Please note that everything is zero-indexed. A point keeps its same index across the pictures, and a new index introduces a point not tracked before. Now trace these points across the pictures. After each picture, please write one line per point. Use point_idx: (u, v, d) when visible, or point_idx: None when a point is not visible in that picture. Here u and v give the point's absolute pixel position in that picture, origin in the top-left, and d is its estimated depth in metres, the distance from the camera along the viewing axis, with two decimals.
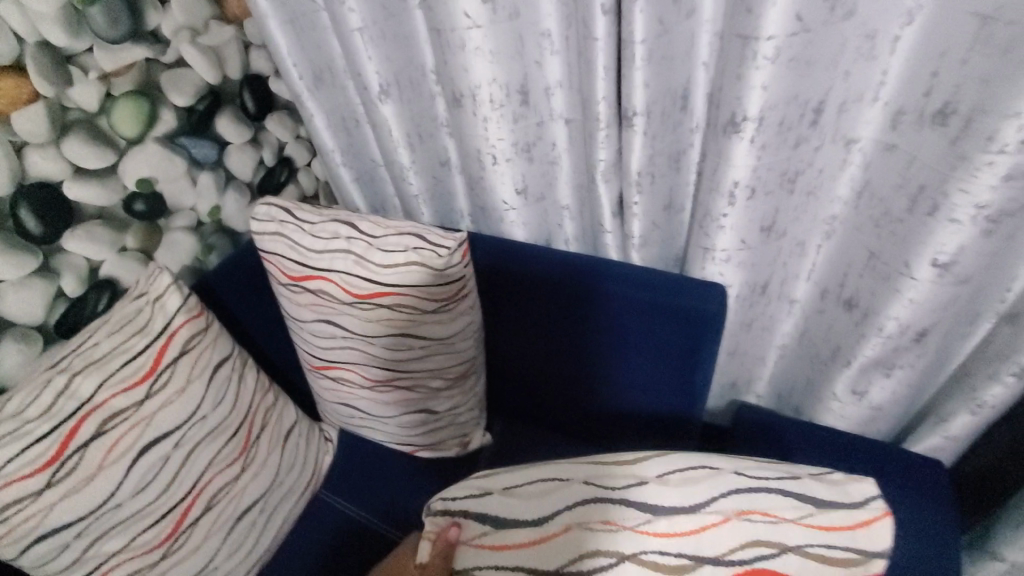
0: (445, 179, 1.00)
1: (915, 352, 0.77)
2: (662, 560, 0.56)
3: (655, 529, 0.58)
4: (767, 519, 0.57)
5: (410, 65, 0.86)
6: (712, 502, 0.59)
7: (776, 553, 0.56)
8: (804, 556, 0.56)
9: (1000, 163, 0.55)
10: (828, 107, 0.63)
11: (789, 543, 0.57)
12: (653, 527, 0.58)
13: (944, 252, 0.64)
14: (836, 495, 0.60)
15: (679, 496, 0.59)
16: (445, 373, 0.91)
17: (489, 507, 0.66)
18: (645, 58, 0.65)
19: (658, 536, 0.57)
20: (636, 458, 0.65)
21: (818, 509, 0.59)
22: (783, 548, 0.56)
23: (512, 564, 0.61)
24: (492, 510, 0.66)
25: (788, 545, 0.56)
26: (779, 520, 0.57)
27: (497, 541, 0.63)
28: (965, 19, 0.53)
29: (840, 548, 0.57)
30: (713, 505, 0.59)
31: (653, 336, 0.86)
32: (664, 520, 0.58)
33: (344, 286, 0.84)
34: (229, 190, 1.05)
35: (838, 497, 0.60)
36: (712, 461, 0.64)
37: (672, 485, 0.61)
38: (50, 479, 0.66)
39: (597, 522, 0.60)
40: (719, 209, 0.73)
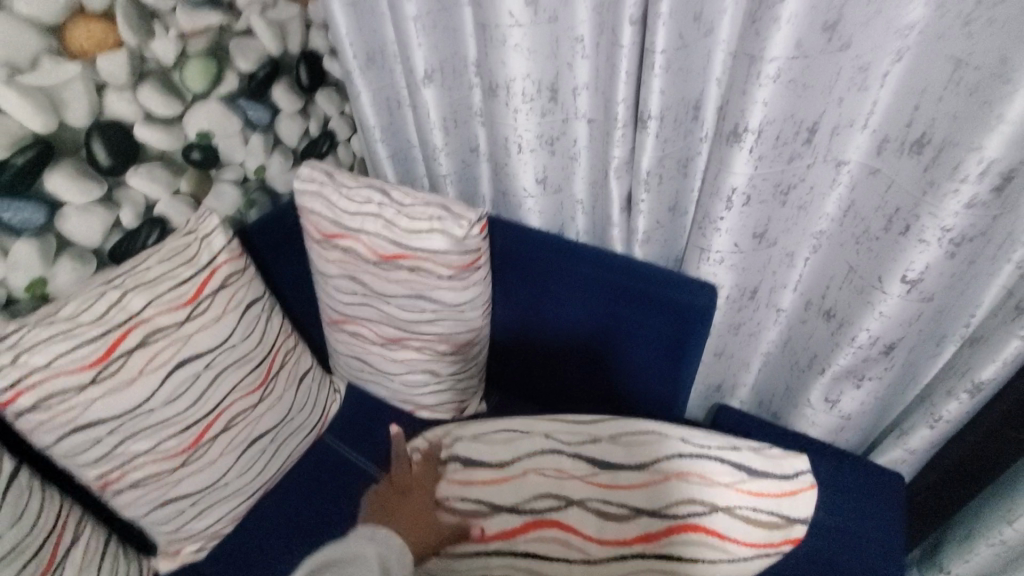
0: (473, 164, 1.11)
1: (883, 364, 0.84)
2: (606, 509, 0.68)
3: (601, 480, 0.70)
4: (705, 481, 0.68)
5: (454, 55, 0.95)
6: (657, 463, 0.70)
7: (708, 511, 0.67)
8: (733, 517, 0.67)
9: (963, 192, 0.63)
10: (822, 128, 0.71)
11: (721, 503, 0.67)
12: (598, 479, 0.70)
13: (913, 269, 0.71)
14: (769, 468, 0.69)
15: (627, 455, 0.71)
16: (451, 339, 0.99)
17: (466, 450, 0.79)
18: (664, 67, 0.73)
19: (603, 486, 0.70)
20: (596, 422, 0.75)
21: (749, 478, 0.69)
22: (715, 507, 0.67)
23: (479, 497, 0.74)
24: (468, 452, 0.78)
25: (719, 505, 0.67)
26: (715, 484, 0.68)
27: (464, 478, 0.75)
28: (945, 61, 0.60)
29: (766, 512, 0.68)
30: (659, 465, 0.70)
31: (645, 327, 0.93)
32: (609, 474, 0.70)
33: (370, 246, 0.92)
34: (275, 152, 1.14)
35: (766, 469, 0.69)
36: (664, 429, 0.73)
37: (622, 447, 0.71)
38: (95, 377, 0.74)
39: (552, 473, 0.72)
40: (717, 212, 0.81)
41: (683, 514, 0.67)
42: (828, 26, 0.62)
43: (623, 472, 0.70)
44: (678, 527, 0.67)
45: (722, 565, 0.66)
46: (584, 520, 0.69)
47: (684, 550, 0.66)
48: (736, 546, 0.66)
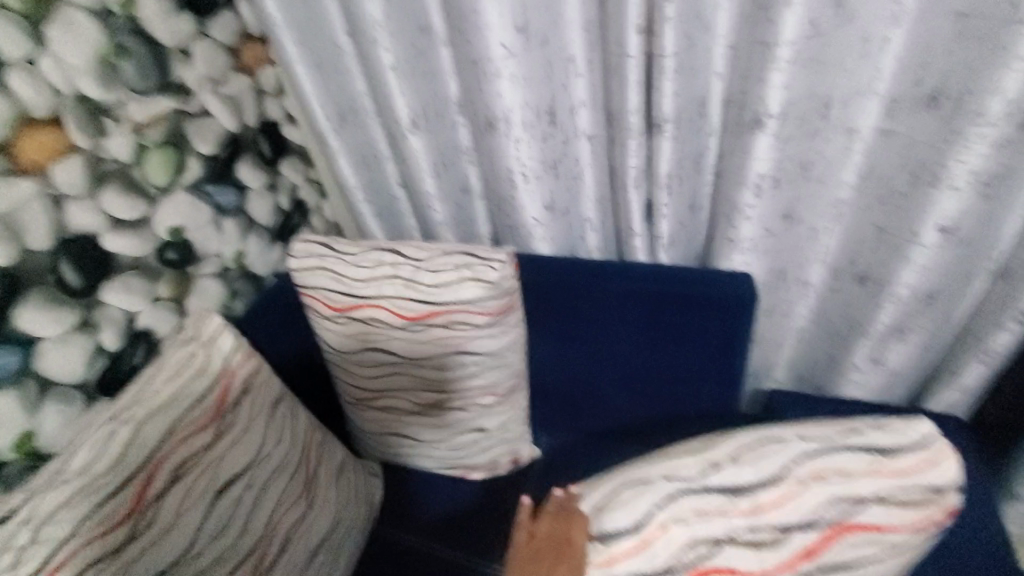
0: (467, 205, 1.05)
1: (926, 313, 0.87)
2: (757, 538, 0.55)
3: (739, 510, 0.56)
4: (842, 477, 0.56)
5: (437, 97, 0.91)
6: (786, 471, 0.57)
7: (859, 507, 0.55)
8: (885, 505, 0.55)
9: (989, 133, 0.66)
10: (835, 102, 0.72)
11: (868, 495, 0.55)
12: (737, 507, 0.56)
13: (946, 216, 0.75)
14: (896, 437, 0.57)
15: (754, 471, 0.57)
16: (496, 389, 0.92)
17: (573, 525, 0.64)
18: (675, 69, 0.72)
19: (744, 516, 0.56)
20: (701, 445, 0.61)
21: (885, 456, 0.56)
22: (865, 500, 0.55)
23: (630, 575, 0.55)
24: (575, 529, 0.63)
25: (867, 497, 0.55)
26: (852, 476, 0.56)
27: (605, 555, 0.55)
28: (947, 17, 0.64)
29: (915, 488, 0.56)
30: (787, 472, 0.57)
31: (694, 331, 0.89)
32: (747, 499, 0.56)
33: (394, 310, 0.85)
34: (251, 235, 1.03)
35: (901, 441, 0.57)
36: (772, 431, 0.60)
37: (746, 464, 0.57)
38: (132, 531, 0.64)
39: (692, 517, 0.56)
40: (745, 201, 0.81)
41: (834, 515, 0.55)
42: (836, 0, 0.64)
43: (759, 490, 0.56)
44: (835, 529, 0.55)
45: (888, 560, 0.56)
46: (741, 561, 0.55)
47: (847, 553, 0.55)
48: (897, 536, 0.55)
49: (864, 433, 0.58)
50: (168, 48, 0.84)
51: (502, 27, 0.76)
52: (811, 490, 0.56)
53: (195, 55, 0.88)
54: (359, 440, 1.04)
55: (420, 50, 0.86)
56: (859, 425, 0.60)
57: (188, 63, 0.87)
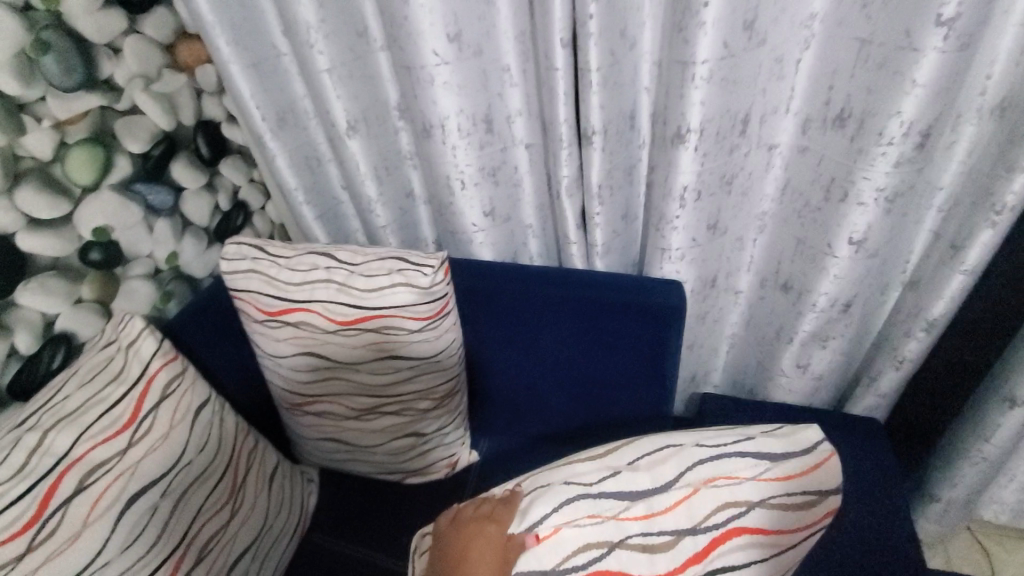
0: (411, 210, 1.08)
1: (843, 322, 0.91)
2: (647, 541, 0.59)
3: (635, 515, 0.59)
4: (730, 482, 0.60)
5: (377, 102, 0.93)
6: (681, 477, 0.61)
7: (744, 511, 0.60)
8: (767, 508, 0.60)
9: (890, 152, 0.70)
10: (753, 119, 0.76)
11: (753, 499, 0.60)
12: (631, 512, 0.59)
13: (857, 231, 0.78)
14: (787, 445, 0.62)
15: (649, 477, 0.61)
16: (432, 394, 0.92)
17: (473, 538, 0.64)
18: (600, 83, 0.75)
19: (639, 520, 0.59)
20: (607, 451, 0.64)
21: (773, 463, 0.61)
22: (751, 504, 0.60)
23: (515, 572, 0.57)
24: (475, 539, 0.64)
25: (752, 502, 0.60)
26: (742, 481, 0.61)
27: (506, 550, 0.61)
28: (850, 43, 0.68)
29: (801, 494, 0.61)
30: (682, 480, 0.60)
31: (625, 337, 0.91)
32: (643, 504, 0.59)
33: (327, 314, 0.84)
34: (187, 236, 1.01)
35: (790, 448, 0.62)
36: (673, 438, 0.64)
37: (643, 470, 0.61)
38: (29, 544, 0.62)
39: (587, 520, 0.59)
40: (672, 211, 0.84)
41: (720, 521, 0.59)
42: (748, 24, 0.67)
43: (654, 493, 0.60)
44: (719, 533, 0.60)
45: (768, 560, 0.62)
46: (631, 562, 0.58)
47: (730, 554, 0.60)
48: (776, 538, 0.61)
49: (759, 441, 0.62)
50: (95, 43, 0.81)
51: (435, 35, 0.76)
52: (700, 495, 0.60)
53: (124, 52, 0.86)
54: (296, 444, 1.03)
55: (358, 53, 0.87)
56: (755, 433, 0.64)
57: (117, 60, 0.85)
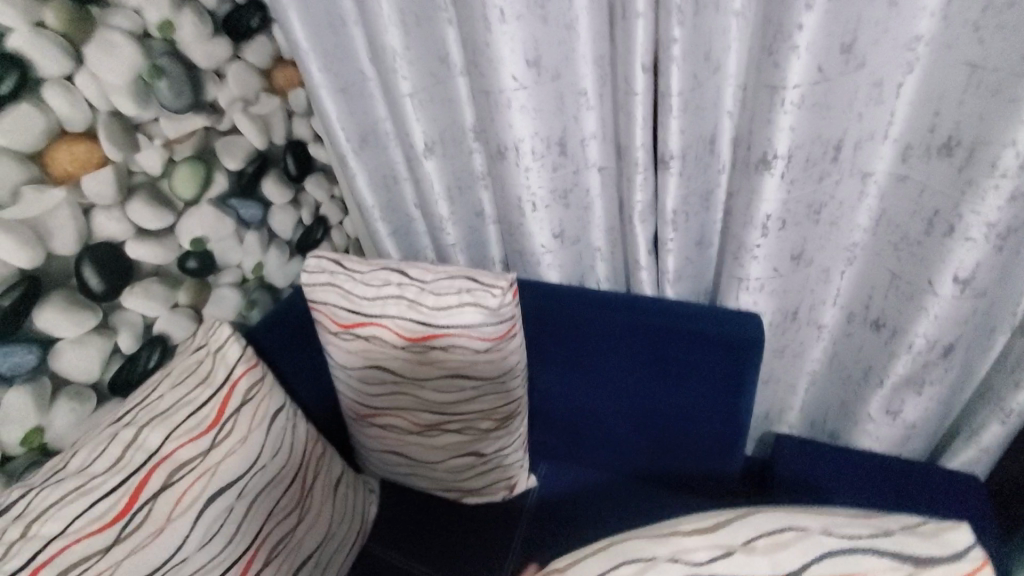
0: (479, 228, 1.08)
1: (944, 367, 0.83)
2: None
3: None
4: None
5: (453, 125, 0.94)
6: (806, 570, 0.47)
7: None
8: None
9: (1004, 185, 0.64)
10: (846, 144, 0.72)
11: None
12: None
13: (963, 269, 0.72)
14: (930, 545, 0.47)
15: (770, 563, 0.48)
16: (494, 415, 0.92)
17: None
18: (681, 108, 0.73)
19: None
20: (714, 524, 0.52)
21: (920, 567, 0.46)
22: None
23: None
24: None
25: None
26: None
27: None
28: (958, 67, 0.63)
29: None
30: (808, 573, 0.47)
31: (697, 370, 0.87)
32: None
33: (397, 330, 0.86)
34: (272, 248, 1.07)
35: (937, 550, 0.46)
36: (795, 518, 0.51)
37: (761, 554, 0.48)
38: (118, 534, 0.67)
39: None
40: (752, 240, 0.80)
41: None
42: (845, 47, 0.64)
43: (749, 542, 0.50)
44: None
45: None
46: None
47: None
48: None
49: (899, 537, 0.48)
50: (202, 70, 0.89)
51: (514, 61, 0.77)
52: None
53: (227, 76, 0.93)
54: (360, 455, 1.05)
55: (438, 78, 0.89)
56: (891, 526, 0.49)
57: (221, 84, 0.92)
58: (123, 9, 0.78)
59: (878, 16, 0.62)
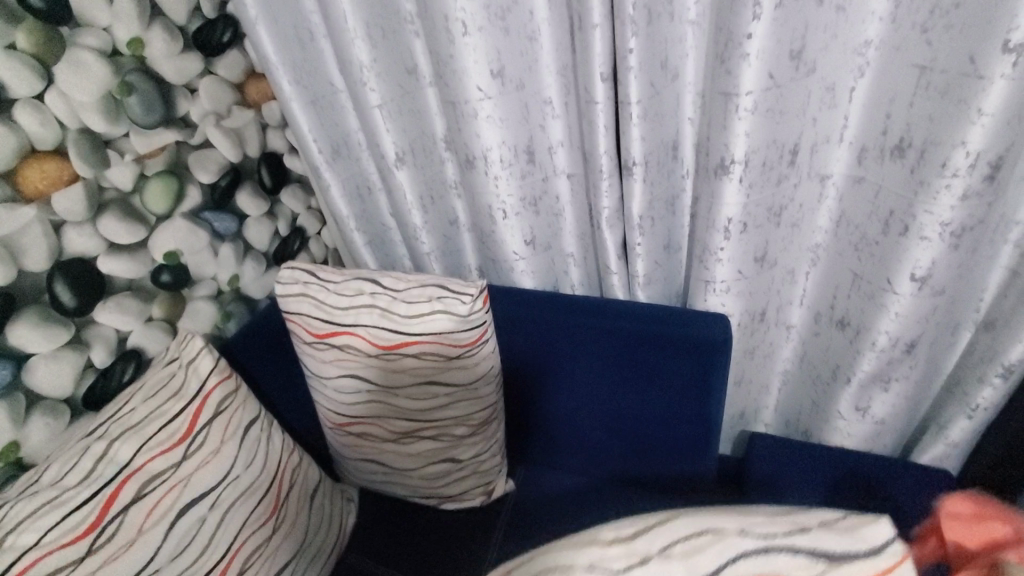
0: (455, 237, 1.07)
1: (908, 363, 0.85)
2: None
3: None
4: None
5: (423, 135, 0.95)
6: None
7: None
8: None
9: (955, 184, 0.66)
10: (802, 148, 0.74)
11: None
12: None
13: (920, 266, 0.73)
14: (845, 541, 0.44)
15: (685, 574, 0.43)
16: (468, 421, 0.93)
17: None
18: (640, 116, 0.75)
19: None
20: (633, 530, 0.46)
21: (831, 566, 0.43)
22: None
23: None
24: None
25: None
26: None
27: None
28: (909, 69, 0.65)
29: None
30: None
31: (667, 372, 0.88)
32: None
33: (370, 339, 0.87)
34: (248, 259, 1.07)
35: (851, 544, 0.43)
36: (710, 519, 0.46)
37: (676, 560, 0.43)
38: (89, 547, 0.67)
39: None
40: (716, 243, 0.82)
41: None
42: (794, 54, 0.66)
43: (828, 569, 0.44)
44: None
45: None
46: None
47: None
48: None
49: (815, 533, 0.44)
50: (174, 85, 0.90)
51: (478, 71, 0.78)
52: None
53: (199, 91, 0.94)
54: (339, 464, 1.05)
55: (407, 89, 0.91)
56: (809, 523, 0.46)
57: (193, 99, 0.93)
58: (92, 28, 0.78)
59: (824, 24, 0.64)
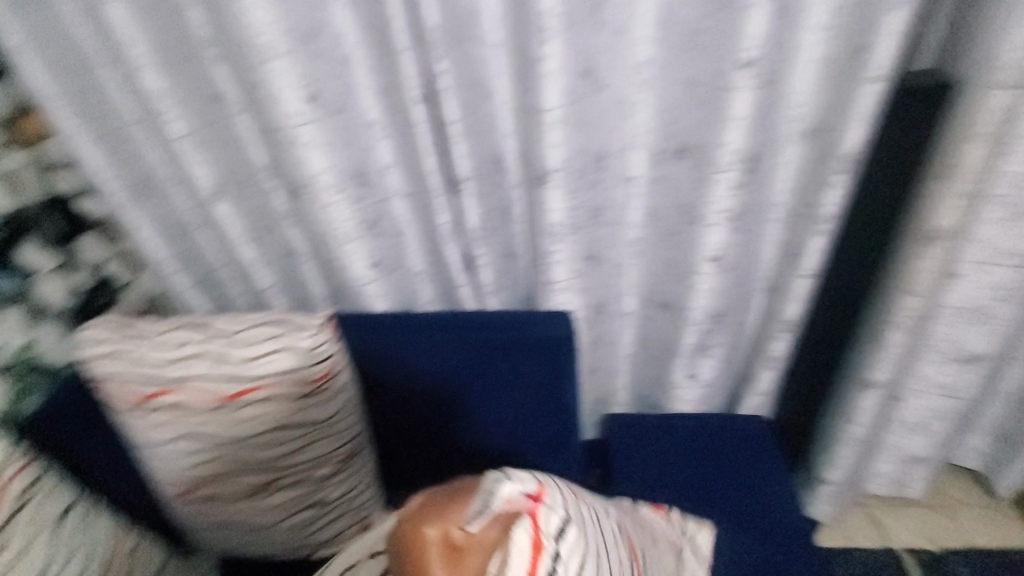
0: (294, 268, 1.01)
1: (720, 332, 0.99)
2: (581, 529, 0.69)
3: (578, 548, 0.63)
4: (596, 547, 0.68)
5: (242, 166, 0.89)
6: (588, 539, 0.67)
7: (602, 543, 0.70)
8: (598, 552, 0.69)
9: (730, 176, 0.80)
10: (610, 156, 0.81)
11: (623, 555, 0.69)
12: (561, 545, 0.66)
13: (713, 249, 0.88)
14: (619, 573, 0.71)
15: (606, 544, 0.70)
16: (330, 459, 0.88)
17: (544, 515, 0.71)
18: (464, 133, 0.82)
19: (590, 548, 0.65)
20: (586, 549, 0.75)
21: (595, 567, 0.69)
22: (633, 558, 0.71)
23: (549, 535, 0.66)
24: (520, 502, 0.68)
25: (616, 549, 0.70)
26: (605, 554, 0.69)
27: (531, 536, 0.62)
28: (676, 84, 0.75)
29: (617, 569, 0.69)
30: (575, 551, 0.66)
31: (523, 373, 0.93)
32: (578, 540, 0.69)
33: (204, 392, 0.79)
34: (42, 323, 0.91)
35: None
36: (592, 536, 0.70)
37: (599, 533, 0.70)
38: None
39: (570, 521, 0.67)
40: (549, 246, 0.88)
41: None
42: (585, 72, 0.73)
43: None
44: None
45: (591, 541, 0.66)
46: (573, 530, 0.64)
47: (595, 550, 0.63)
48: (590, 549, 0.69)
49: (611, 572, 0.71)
50: None
51: (291, 97, 0.75)
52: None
53: None
54: (188, 534, 0.94)
55: (215, 118, 0.84)
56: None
57: None
58: None
59: (608, 46, 0.71)
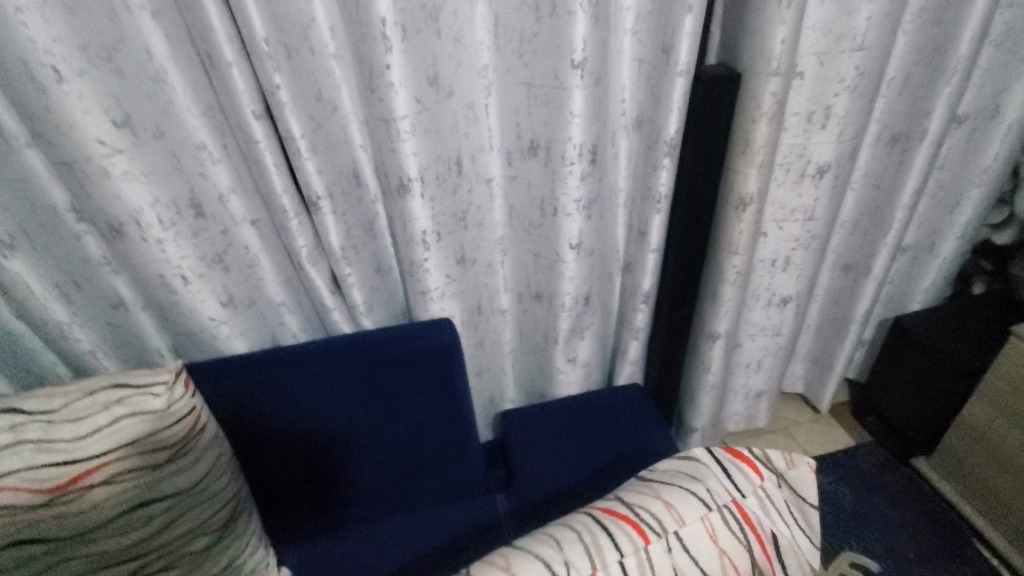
0: (127, 322, 0.86)
1: (590, 313, 1.06)
2: (646, 519, 0.68)
3: (634, 524, 0.67)
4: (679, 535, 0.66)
5: (36, 209, 0.72)
6: (660, 530, 0.66)
7: (689, 522, 0.67)
8: (687, 542, 0.65)
9: (576, 170, 0.84)
10: (464, 159, 0.84)
11: (700, 534, 0.66)
12: (633, 540, 0.65)
13: (573, 238, 0.92)
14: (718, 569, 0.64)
15: (688, 538, 0.66)
16: (208, 526, 0.77)
17: (641, 510, 0.69)
18: (310, 149, 0.75)
19: (653, 534, 0.66)
20: (706, 547, 0.65)
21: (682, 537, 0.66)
22: (728, 532, 0.67)
23: (619, 529, 0.67)
24: (614, 512, 0.70)
25: (699, 521, 0.67)
26: (691, 544, 0.65)
27: (604, 523, 0.69)
28: (517, 86, 0.80)
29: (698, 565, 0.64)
30: (648, 535, 0.66)
31: (410, 388, 0.91)
32: (649, 533, 0.66)
33: (28, 486, 0.65)
34: None
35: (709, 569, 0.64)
36: (663, 506, 0.69)
37: (684, 522, 0.67)
38: None
39: (632, 506, 0.71)
40: (420, 255, 0.87)
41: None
42: (431, 80, 0.73)
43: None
44: (762, 561, 0.66)
45: (660, 533, 0.66)
46: (630, 511, 0.70)
47: (649, 504, 0.70)
48: (674, 541, 0.65)
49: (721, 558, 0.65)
50: None
51: (98, 122, 0.66)
52: (771, 546, 0.67)
53: None
54: None
55: None
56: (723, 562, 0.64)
57: None
58: None
59: (448, 53, 0.73)
